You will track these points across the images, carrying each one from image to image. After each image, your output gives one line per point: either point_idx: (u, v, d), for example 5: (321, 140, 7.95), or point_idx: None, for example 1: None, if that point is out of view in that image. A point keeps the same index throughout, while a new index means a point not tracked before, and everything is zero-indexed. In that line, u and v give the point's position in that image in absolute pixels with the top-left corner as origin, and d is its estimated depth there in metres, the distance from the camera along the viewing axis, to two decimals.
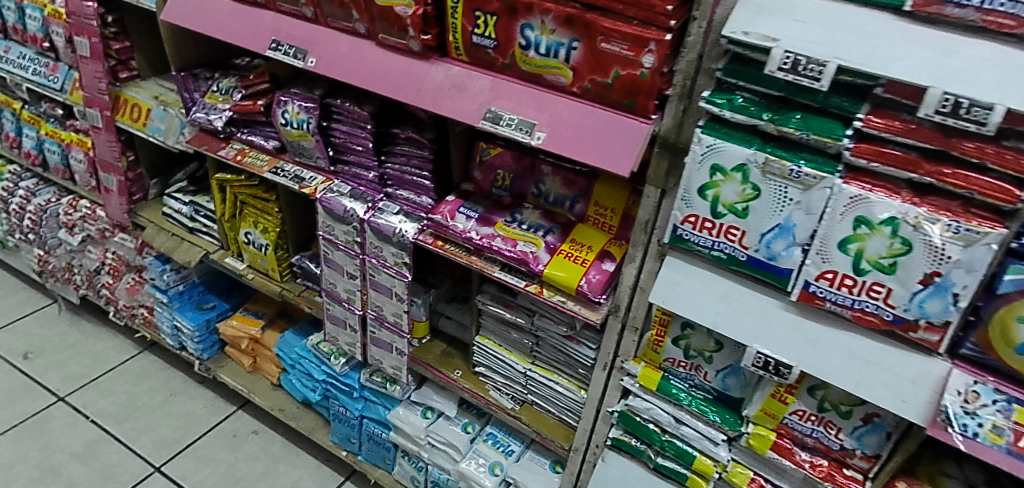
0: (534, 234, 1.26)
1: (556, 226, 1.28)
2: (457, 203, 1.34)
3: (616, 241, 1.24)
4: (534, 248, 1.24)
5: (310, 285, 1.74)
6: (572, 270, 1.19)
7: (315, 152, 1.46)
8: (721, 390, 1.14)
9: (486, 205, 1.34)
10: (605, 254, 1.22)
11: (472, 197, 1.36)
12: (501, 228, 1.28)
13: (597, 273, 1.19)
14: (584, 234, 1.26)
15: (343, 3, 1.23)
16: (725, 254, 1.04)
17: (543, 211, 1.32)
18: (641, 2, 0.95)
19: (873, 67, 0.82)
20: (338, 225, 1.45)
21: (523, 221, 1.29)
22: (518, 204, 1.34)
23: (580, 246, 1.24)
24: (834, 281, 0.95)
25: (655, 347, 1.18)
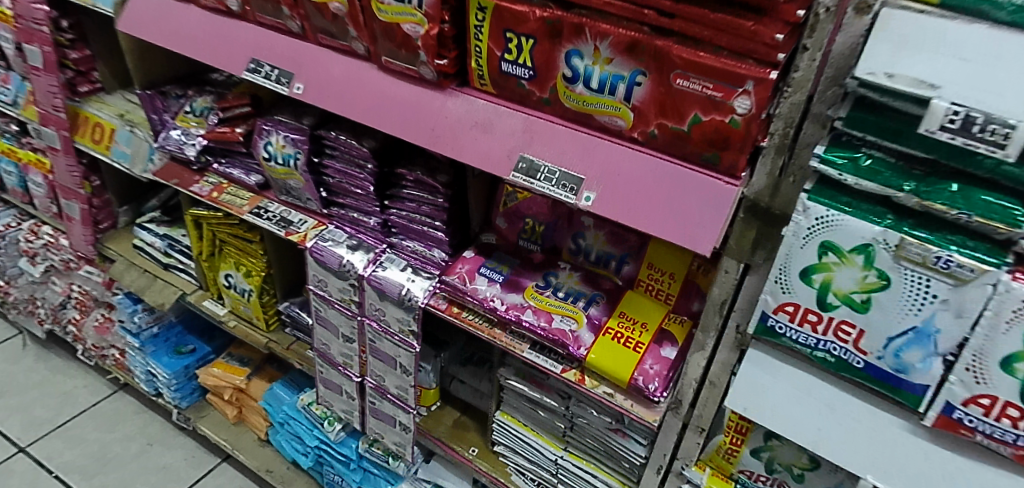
0: (574, 307, 1.01)
1: (600, 294, 1.03)
2: (479, 262, 1.11)
3: (676, 317, 0.99)
4: (575, 325, 0.99)
5: (302, 337, 1.50)
6: (622, 357, 0.95)
7: (304, 192, 1.22)
8: None
9: (513, 265, 1.10)
10: (664, 335, 0.97)
11: (495, 254, 1.12)
12: (532, 297, 1.04)
13: (653, 362, 0.94)
14: (635, 305, 1.01)
15: (337, 17, 0.97)
16: (833, 356, 0.78)
17: (584, 273, 1.08)
18: (739, 27, 0.70)
19: None
20: (332, 279, 1.21)
21: (559, 287, 1.05)
22: (552, 264, 1.09)
23: (632, 323, 0.99)
24: (991, 410, 0.70)
25: (728, 454, 0.93)
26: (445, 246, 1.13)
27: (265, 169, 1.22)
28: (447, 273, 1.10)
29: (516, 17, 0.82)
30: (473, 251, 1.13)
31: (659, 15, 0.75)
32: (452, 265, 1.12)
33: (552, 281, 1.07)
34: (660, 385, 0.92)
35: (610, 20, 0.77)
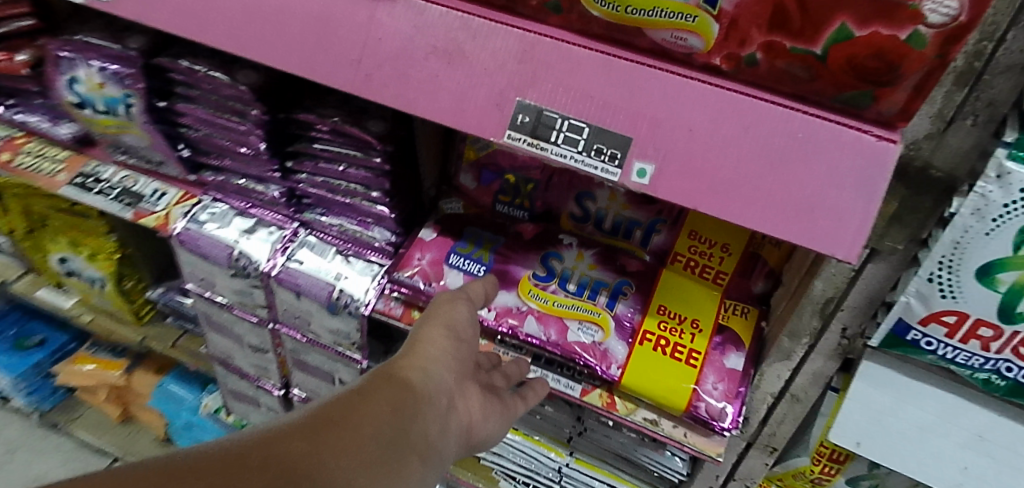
0: (593, 306, 0.72)
1: (628, 281, 0.74)
2: (446, 247, 0.78)
3: (738, 304, 0.72)
4: (600, 335, 0.70)
5: (191, 329, 1.18)
6: (672, 378, 0.67)
7: (151, 151, 0.84)
8: None
9: (498, 245, 0.78)
10: (724, 336, 0.70)
11: (470, 229, 0.80)
12: (533, 298, 0.73)
13: (716, 380, 0.67)
14: (678, 293, 0.72)
15: None
16: (1005, 379, 0.53)
17: (598, 249, 0.77)
18: None
19: None
20: (221, 278, 0.87)
21: (568, 276, 0.75)
22: (551, 244, 0.78)
23: (678, 324, 0.70)
24: None
25: (806, 477, 0.74)
26: (390, 222, 0.80)
27: (82, 120, 0.83)
28: (402, 268, 0.77)
29: None
30: (434, 230, 0.80)
31: None
32: (409, 253, 0.78)
33: (555, 267, 0.76)
34: (728, 415, 0.66)
35: None
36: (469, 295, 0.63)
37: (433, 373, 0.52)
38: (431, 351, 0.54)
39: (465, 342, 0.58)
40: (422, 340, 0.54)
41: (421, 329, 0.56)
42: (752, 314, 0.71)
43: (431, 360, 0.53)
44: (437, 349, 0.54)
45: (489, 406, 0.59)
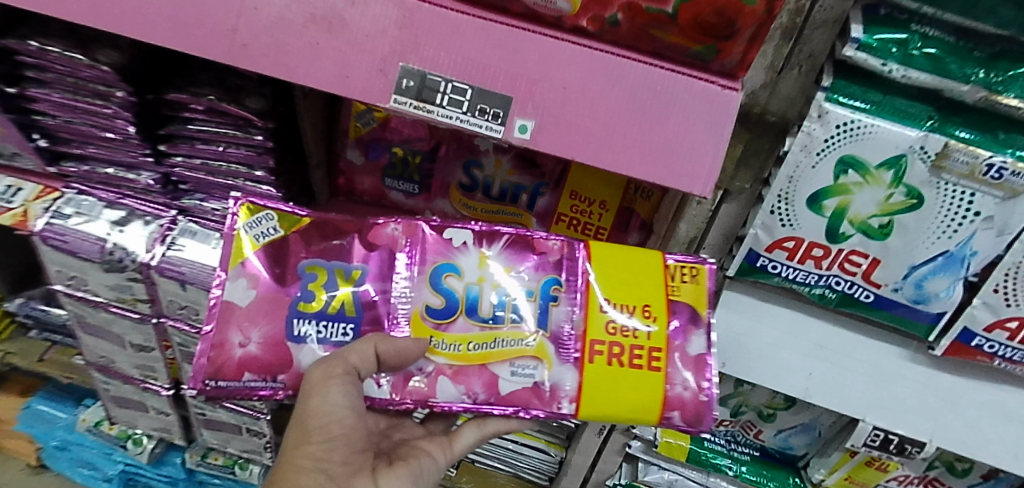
0: (522, 334, 0.60)
1: (555, 279, 0.62)
2: (278, 312, 0.58)
3: (684, 267, 0.62)
4: (543, 368, 0.60)
5: (61, 340, 1.08)
6: (640, 392, 0.59)
7: (9, 144, 0.77)
8: (779, 448, 0.83)
9: (365, 276, 0.60)
10: (687, 313, 0.61)
11: (308, 263, 0.59)
12: (440, 350, 0.60)
13: (687, 379, 0.60)
14: (616, 278, 0.62)
15: None
16: (835, 293, 0.62)
17: (501, 243, 0.62)
18: None
19: None
20: (94, 274, 0.80)
21: (473, 297, 0.61)
22: (440, 254, 0.62)
23: (626, 321, 0.60)
24: (1018, 335, 0.58)
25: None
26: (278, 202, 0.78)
27: None
28: (224, 376, 0.57)
29: None
30: (252, 285, 0.58)
31: None
32: (222, 335, 0.58)
33: (453, 287, 0.61)
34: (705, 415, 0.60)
35: None
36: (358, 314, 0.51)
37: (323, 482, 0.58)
38: (316, 458, 0.58)
39: (346, 414, 0.58)
40: (308, 441, 0.58)
41: (304, 422, 0.58)
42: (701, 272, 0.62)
43: (318, 467, 0.58)
44: (319, 445, 0.58)
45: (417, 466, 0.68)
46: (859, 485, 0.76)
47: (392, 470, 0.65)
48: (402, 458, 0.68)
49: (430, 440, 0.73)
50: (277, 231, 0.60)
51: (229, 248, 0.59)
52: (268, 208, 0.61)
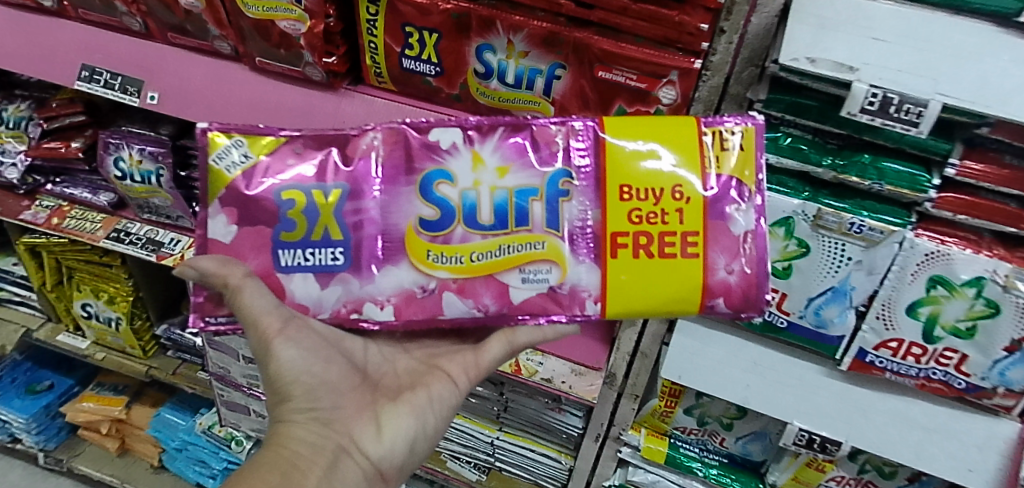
0: (532, 237, 0.61)
1: (565, 172, 0.61)
2: (264, 242, 0.60)
3: (727, 134, 0.61)
4: (557, 274, 0.62)
5: (189, 358, 1.36)
6: (677, 279, 0.61)
7: (174, 210, 1.01)
8: (740, 453, 1.03)
9: (345, 195, 0.60)
10: (728, 185, 0.60)
11: (285, 191, 0.59)
12: (441, 264, 0.61)
13: (728, 262, 0.61)
14: (639, 161, 0.60)
15: (189, 12, 0.76)
16: (761, 321, 0.83)
17: (497, 140, 0.61)
18: (666, 18, 0.65)
19: (988, 106, 0.62)
20: None
21: (471, 202, 0.60)
22: (429, 160, 0.61)
23: (654, 208, 0.60)
24: (898, 351, 0.79)
25: (663, 415, 1.02)
26: None
27: (118, 187, 1.00)
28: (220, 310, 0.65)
29: (416, 9, 0.70)
30: (232, 222, 0.60)
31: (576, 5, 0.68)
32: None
33: (448, 194, 0.61)
34: (744, 298, 0.62)
35: (523, 10, 0.69)
36: (220, 285, 0.58)
37: (318, 430, 0.60)
38: (305, 411, 0.60)
39: (308, 363, 0.61)
40: (286, 400, 0.60)
41: (270, 385, 0.61)
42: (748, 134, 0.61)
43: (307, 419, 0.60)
44: (300, 400, 0.60)
45: (426, 392, 0.68)
46: (805, 483, 0.98)
47: (397, 405, 0.66)
48: (410, 390, 0.68)
49: (453, 361, 0.72)
50: (249, 158, 0.60)
51: (208, 185, 0.60)
52: (236, 134, 0.60)
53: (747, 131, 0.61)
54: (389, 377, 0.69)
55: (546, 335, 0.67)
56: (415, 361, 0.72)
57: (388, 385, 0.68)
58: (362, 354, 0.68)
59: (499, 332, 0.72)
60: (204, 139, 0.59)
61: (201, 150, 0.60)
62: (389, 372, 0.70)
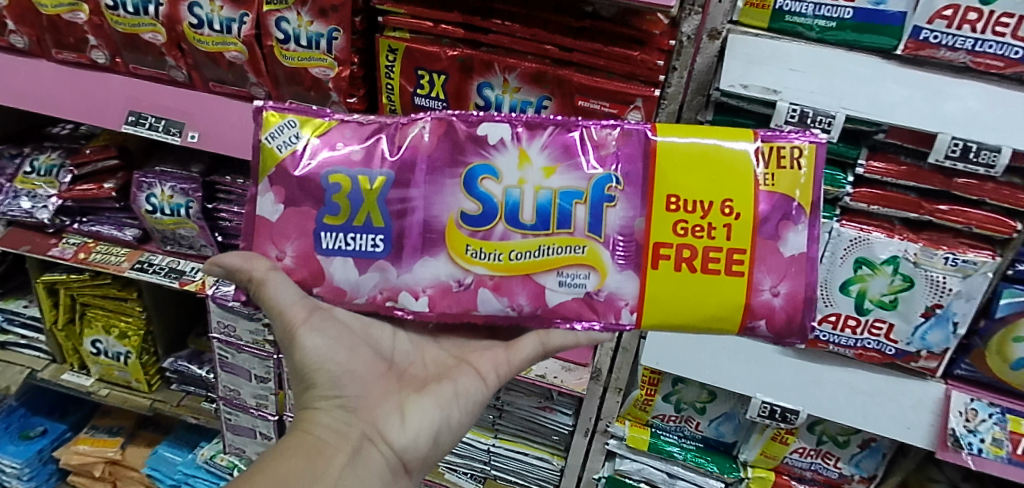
0: (574, 240, 0.67)
1: (611, 177, 0.67)
2: (309, 225, 0.68)
3: (783, 151, 0.66)
4: (595, 278, 0.68)
5: (194, 390, 1.40)
6: (719, 295, 0.67)
7: (199, 240, 1.11)
8: (713, 436, 1.16)
9: (390, 183, 0.67)
10: (784, 205, 0.66)
11: (332, 174, 0.67)
12: (478, 259, 0.68)
13: (774, 284, 0.67)
14: (690, 175, 0.66)
15: (232, 64, 0.90)
16: None
17: (544, 141, 0.67)
18: (631, 57, 0.82)
19: (879, 115, 0.82)
20: (241, 323, 1.14)
21: (514, 200, 0.67)
22: (477, 155, 0.68)
23: (701, 221, 0.66)
24: (838, 324, 0.95)
25: (643, 405, 1.15)
26: None
27: (146, 220, 1.10)
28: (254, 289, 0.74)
29: (428, 57, 0.86)
30: (279, 200, 0.68)
31: (560, 49, 0.85)
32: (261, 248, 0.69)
33: (492, 190, 0.67)
34: (778, 314, 0.68)
35: (516, 55, 0.86)
36: (246, 279, 0.66)
37: (343, 416, 0.66)
38: (329, 398, 0.66)
39: (332, 352, 0.67)
40: (313, 386, 0.66)
41: (301, 376, 0.68)
42: (808, 154, 0.67)
43: (334, 406, 0.66)
44: (326, 387, 0.66)
45: (452, 386, 0.73)
46: (771, 457, 1.13)
47: (421, 396, 0.71)
48: (435, 382, 0.73)
49: (481, 357, 0.78)
50: (299, 138, 0.68)
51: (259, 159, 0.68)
52: (289, 116, 0.69)
53: (808, 149, 0.67)
54: (417, 367, 0.75)
55: (579, 339, 0.78)
56: (443, 354, 0.78)
57: (414, 376, 0.74)
58: (390, 344, 0.75)
59: (533, 333, 0.79)
60: (262, 117, 0.68)
61: (258, 128, 0.69)
62: (415, 364, 0.75)
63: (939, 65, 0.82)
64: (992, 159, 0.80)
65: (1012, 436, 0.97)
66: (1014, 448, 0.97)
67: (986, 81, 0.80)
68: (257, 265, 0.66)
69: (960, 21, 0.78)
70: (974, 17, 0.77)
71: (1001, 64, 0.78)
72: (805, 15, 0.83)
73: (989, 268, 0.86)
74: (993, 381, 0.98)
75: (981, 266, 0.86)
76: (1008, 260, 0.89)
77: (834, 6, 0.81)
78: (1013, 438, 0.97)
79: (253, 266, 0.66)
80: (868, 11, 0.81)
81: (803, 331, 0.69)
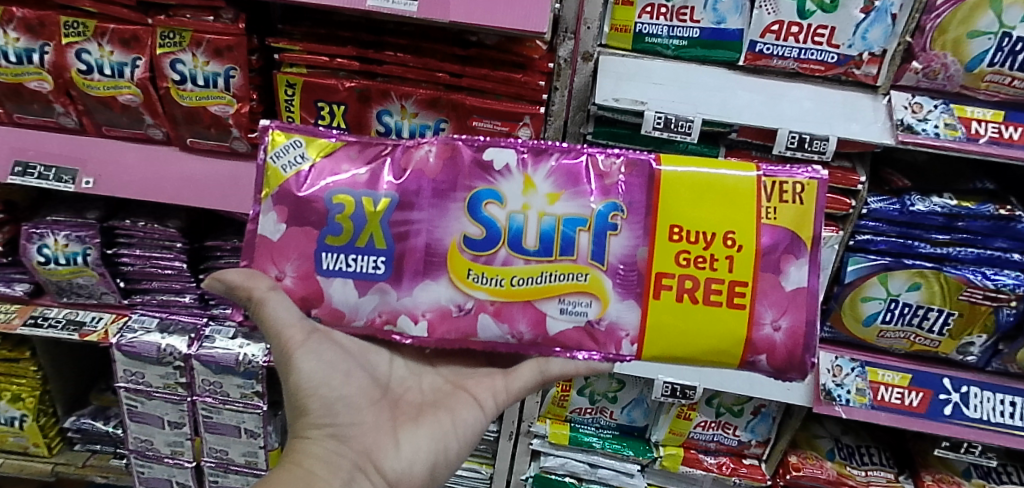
0: (576, 267, 0.74)
1: (614, 207, 0.74)
2: (310, 246, 0.74)
3: (785, 187, 0.74)
4: (599, 306, 0.75)
5: (101, 448, 1.31)
6: (721, 328, 0.74)
7: (99, 288, 1.07)
8: (626, 422, 1.25)
9: (393, 204, 0.74)
10: (787, 239, 0.74)
11: (336, 195, 0.74)
12: (480, 284, 0.75)
13: (777, 317, 0.75)
14: (692, 207, 0.74)
15: (127, 107, 0.91)
16: None
17: (549, 168, 0.75)
18: (512, 78, 0.91)
19: (730, 117, 0.95)
20: (150, 368, 1.08)
21: (518, 225, 0.74)
22: (482, 180, 0.75)
23: (703, 252, 0.73)
24: None
25: (561, 401, 1.22)
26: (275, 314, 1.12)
27: (37, 272, 1.04)
28: None
29: (327, 89, 0.91)
30: (281, 220, 0.74)
31: (450, 76, 0.92)
32: (262, 267, 0.75)
33: (495, 215, 0.75)
34: (776, 345, 0.75)
35: (410, 82, 0.92)
36: (244, 296, 0.72)
37: (336, 445, 0.74)
38: (323, 427, 0.74)
39: (328, 377, 0.75)
40: (308, 413, 0.74)
41: (297, 401, 0.75)
42: (809, 189, 0.74)
43: (326, 433, 0.74)
44: (319, 414, 0.74)
45: (449, 416, 0.83)
46: (678, 434, 1.23)
47: (416, 426, 0.80)
48: (432, 410, 0.83)
49: (479, 385, 0.87)
50: (304, 157, 0.75)
51: (265, 179, 0.75)
52: (294, 137, 0.76)
53: (810, 184, 0.74)
54: (414, 393, 0.84)
55: (578, 368, 0.84)
56: (440, 380, 0.88)
57: (410, 400, 0.83)
58: (386, 368, 0.84)
59: (532, 361, 0.87)
60: (269, 137, 0.75)
61: (264, 146, 0.76)
62: (413, 389, 0.85)
63: (775, 71, 1.00)
64: (822, 147, 0.94)
65: (871, 385, 1.14)
66: (873, 394, 1.14)
67: (815, 83, 1.00)
68: (257, 284, 0.72)
69: (786, 33, 0.95)
70: (796, 30, 0.94)
71: (821, 67, 0.97)
72: (661, 36, 0.98)
73: (833, 242, 1.03)
74: (852, 339, 1.15)
75: (827, 240, 1.02)
76: (849, 232, 1.04)
77: (684, 27, 0.97)
78: (872, 387, 1.14)
79: (255, 285, 0.72)
80: (712, 30, 0.97)
81: (803, 367, 0.76)
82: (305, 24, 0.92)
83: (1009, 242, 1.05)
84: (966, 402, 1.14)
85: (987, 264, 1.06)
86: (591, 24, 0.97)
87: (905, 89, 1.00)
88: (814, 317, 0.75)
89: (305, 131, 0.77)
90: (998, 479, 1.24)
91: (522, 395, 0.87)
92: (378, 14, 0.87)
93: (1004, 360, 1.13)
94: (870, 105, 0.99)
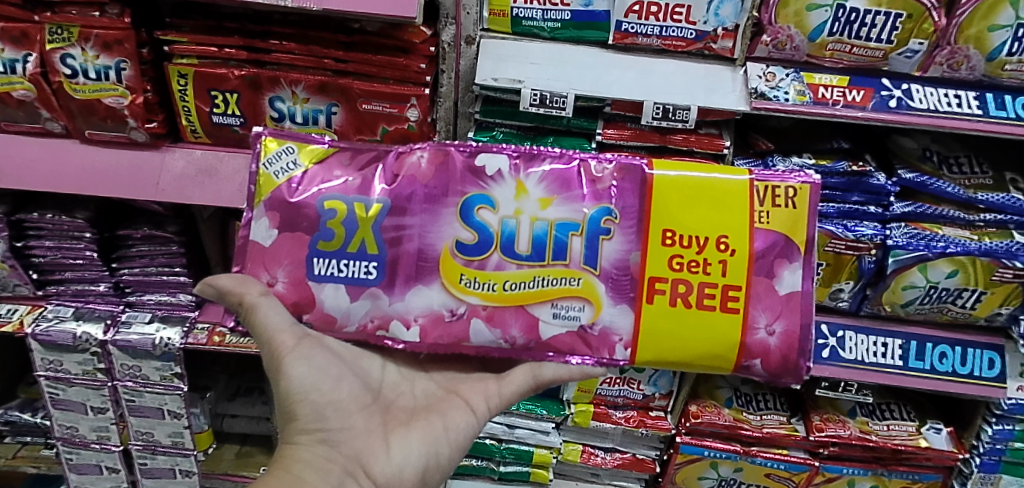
0: (569, 271, 0.81)
1: (606, 212, 0.81)
2: (303, 252, 0.80)
3: (777, 191, 0.82)
4: (592, 309, 0.82)
5: (30, 439, 1.35)
6: (715, 332, 0.81)
7: (11, 280, 1.11)
8: None
9: (385, 210, 0.80)
10: (779, 242, 0.81)
11: (328, 200, 0.80)
12: (473, 289, 0.82)
13: (770, 322, 0.81)
14: (683, 212, 0.81)
15: (22, 102, 0.95)
16: None
17: (542, 175, 0.82)
18: (395, 63, 0.98)
19: (600, 91, 1.04)
20: (67, 356, 1.12)
21: (511, 230, 0.81)
22: (476, 186, 0.82)
23: (697, 256, 0.80)
24: None
25: None
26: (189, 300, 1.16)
27: None
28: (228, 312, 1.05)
29: (217, 78, 0.96)
30: (274, 225, 0.80)
31: (336, 61, 0.98)
32: (255, 273, 0.81)
33: (488, 220, 0.81)
34: (767, 347, 0.82)
35: (299, 69, 0.98)
36: (236, 301, 0.77)
37: (326, 450, 0.76)
38: (315, 432, 0.77)
39: (318, 382, 0.78)
40: (298, 418, 0.76)
41: (287, 407, 0.77)
42: (800, 193, 0.82)
43: (317, 439, 0.77)
44: (309, 419, 0.77)
45: (441, 420, 0.85)
46: (586, 391, 1.32)
47: (408, 429, 0.82)
48: (424, 415, 0.85)
49: (473, 390, 0.90)
50: (297, 164, 0.81)
51: (257, 183, 0.81)
52: (287, 143, 0.82)
53: (802, 189, 0.82)
54: (406, 398, 0.88)
55: (569, 372, 0.86)
56: (432, 385, 0.91)
57: (401, 406, 0.86)
58: (378, 374, 0.87)
59: (526, 366, 0.89)
60: (261, 144, 0.81)
61: (257, 153, 0.82)
62: (405, 395, 0.88)
63: (643, 48, 1.09)
64: (685, 116, 1.04)
65: None
66: None
67: (680, 58, 1.09)
68: (249, 290, 0.77)
69: (647, 12, 1.03)
70: (655, 9, 1.02)
71: (682, 43, 1.06)
72: (536, 19, 1.05)
73: None
74: None
75: None
76: None
77: (556, 10, 1.04)
78: None
79: (245, 291, 0.77)
80: (582, 12, 1.04)
81: (795, 371, 0.83)
82: (192, 17, 0.96)
83: (864, 195, 1.16)
84: (842, 345, 1.25)
85: (847, 217, 1.17)
86: (470, 10, 1.04)
87: (759, 60, 1.10)
88: (806, 321, 0.82)
89: (297, 138, 0.84)
90: (881, 416, 1.36)
91: (514, 399, 0.90)
92: (258, 6, 0.92)
93: (872, 304, 1.23)
94: (729, 76, 1.08)
